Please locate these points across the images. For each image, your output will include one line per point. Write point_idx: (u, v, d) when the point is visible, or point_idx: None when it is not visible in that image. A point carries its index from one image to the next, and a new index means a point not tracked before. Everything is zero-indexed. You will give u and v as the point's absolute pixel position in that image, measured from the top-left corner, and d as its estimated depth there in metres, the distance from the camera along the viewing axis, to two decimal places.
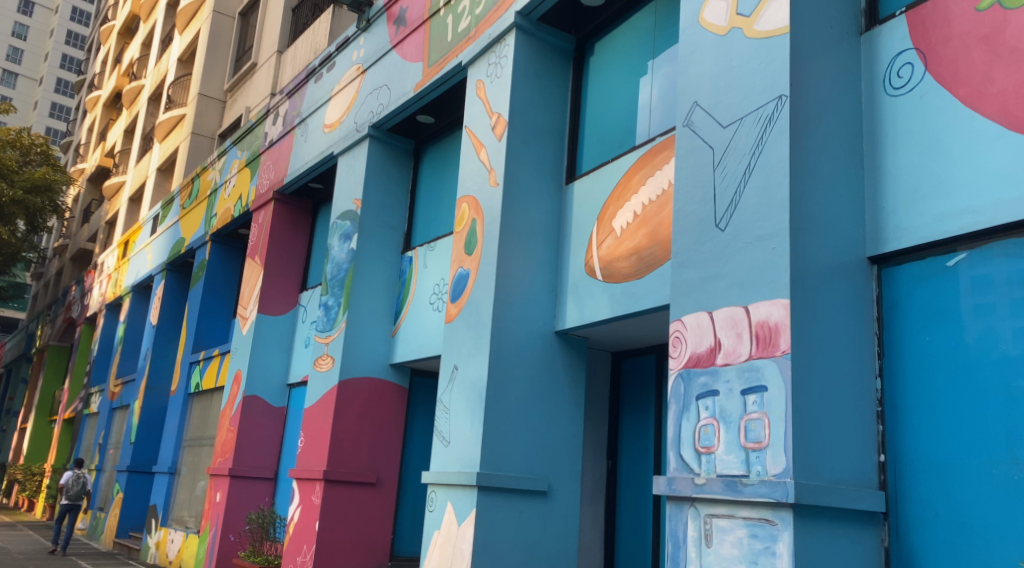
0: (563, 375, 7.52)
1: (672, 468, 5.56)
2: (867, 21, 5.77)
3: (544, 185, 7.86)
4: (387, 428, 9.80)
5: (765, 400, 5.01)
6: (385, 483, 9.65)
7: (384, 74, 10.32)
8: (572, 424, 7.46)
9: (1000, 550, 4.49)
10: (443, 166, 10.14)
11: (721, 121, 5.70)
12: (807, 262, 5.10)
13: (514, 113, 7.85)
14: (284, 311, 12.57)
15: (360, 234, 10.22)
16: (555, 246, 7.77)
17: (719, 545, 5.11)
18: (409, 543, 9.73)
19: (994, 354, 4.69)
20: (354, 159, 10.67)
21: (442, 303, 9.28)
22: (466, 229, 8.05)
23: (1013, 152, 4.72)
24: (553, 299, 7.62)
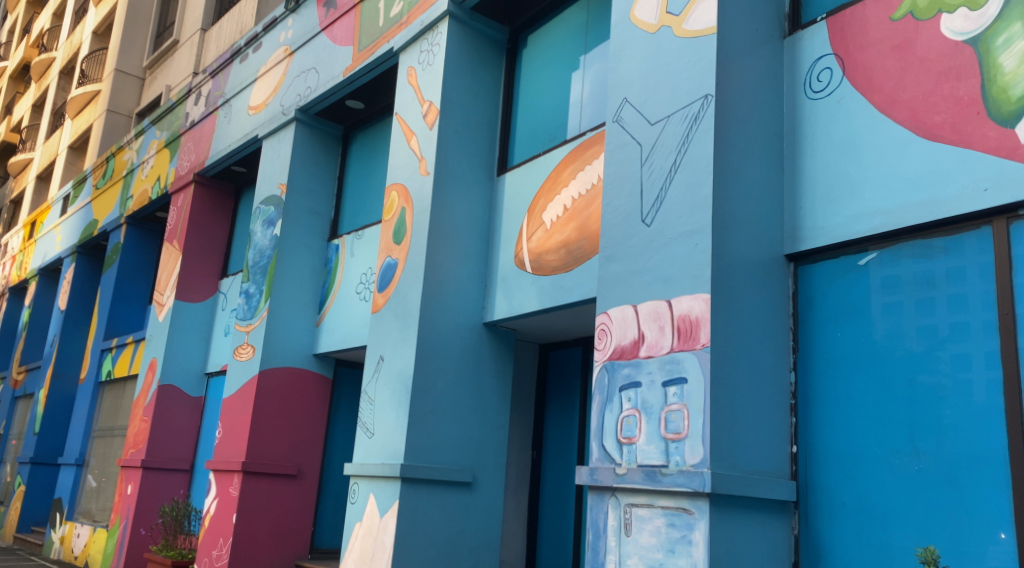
0: (491, 366, 7.53)
1: (594, 458, 5.64)
2: (791, 25, 5.95)
3: (474, 176, 7.84)
4: (309, 420, 9.62)
5: (685, 392, 5.13)
6: (307, 475, 9.49)
7: (313, 57, 10.11)
8: (498, 416, 7.49)
9: (900, 538, 4.71)
10: (372, 154, 10.00)
11: (649, 117, 5.79)
12: (729, 258, 5.23)
13: (446, 101, 7.81)
14: (203, 299, 12.19)
15: (284, 220, 10.01)
16: (484, 237, 7.76)
17: (638, 534, 5.22)
18: (331, 535, 9.61)
19: (900, 350, 4.92)
20: (280, 142, 10.44)
21: (369, 292, 9.17)
22: (394, 218, 7.97)
23: (921, 157, 4.95)
24: (482, 290, 7.63)
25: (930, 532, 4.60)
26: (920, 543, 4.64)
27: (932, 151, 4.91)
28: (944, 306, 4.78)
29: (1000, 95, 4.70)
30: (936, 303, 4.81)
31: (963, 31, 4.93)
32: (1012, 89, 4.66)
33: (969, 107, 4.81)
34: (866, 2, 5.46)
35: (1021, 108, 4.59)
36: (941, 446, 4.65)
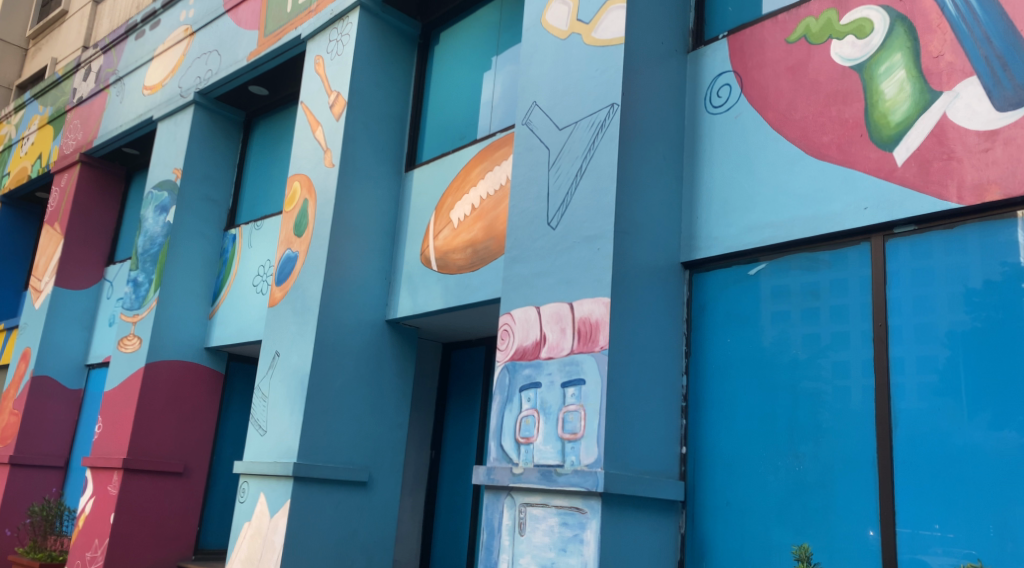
0: (391, 364, 7.45)
1: (492, 458, 5.68)
2: (694, 40, 6.17)
3: (381, 170, 7.74)
4: (198, 415, 9.22)
5: (583, 393, 5.23)
6: (194, 473, 9.10)
7: (214, 39, 9.73)
8: (397, 415, 7.41)
9: (778, 536, 4.96)
10: (273, 143, 9.72)
11: (557, 122, 5.88)
12: (630, 264, 5.37)
13: (354, 93, 7.69)
14: (86, 286, 11.52)
15: (177, 206, 9.62)
16: (390, 233, 7.67)
17: (532, 533, 5.29)
18: (217, 535, 9.26)
19: (786, 356, 5.16)
20: (177, 125, 10.03)
21: (266, 285, 8.90)
22: (295, 210, 7.81)
23: (810, 175, 5.22)
24: (386, 287, 7.54)
25: (805, 530, 4.85)
26: (795, 540, 4.89)
27: (820, 169, 5.19)
28: (827, 316, 5.04)
29: (880, 120, 5.01)
30: (819, 313, 5.07)
31: (850, 57, 5.23)
32: (891, 115, 4.97)
33: (853, 130, 5.10)
34: (765, 24, 5.72)
35: (900, 133, 4.91)
36: (818, 449, 4.91)
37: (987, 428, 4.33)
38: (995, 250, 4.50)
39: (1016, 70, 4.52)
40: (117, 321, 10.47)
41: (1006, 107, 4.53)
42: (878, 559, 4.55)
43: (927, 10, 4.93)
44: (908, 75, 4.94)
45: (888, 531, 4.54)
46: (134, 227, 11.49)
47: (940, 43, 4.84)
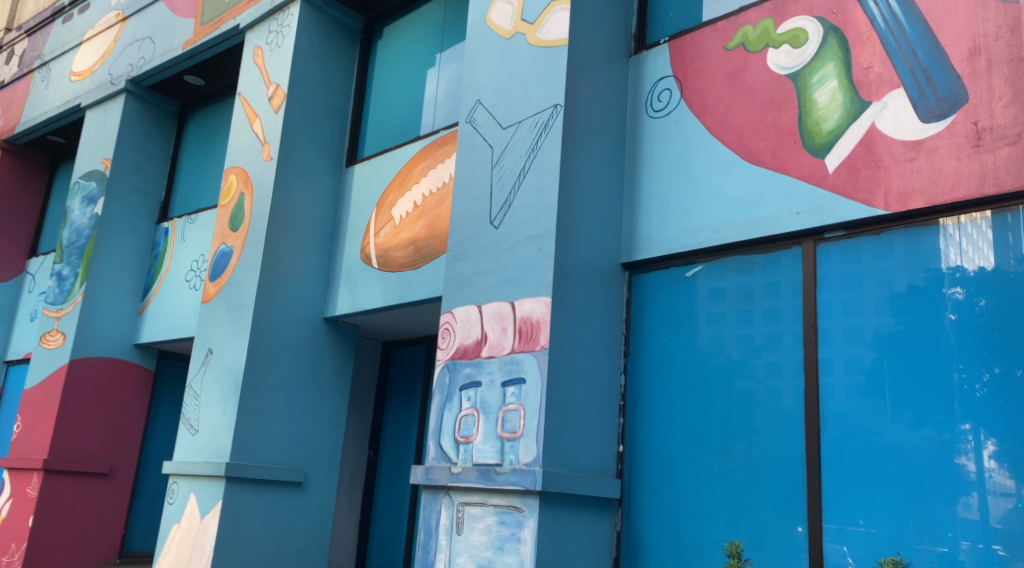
0: (329, 363, 7.34)
1: (430, 457, 5.65)
2: (636, 44, 6.24)
3: (321, 165, 7.63)
4: (125, 414, 8.90)
5: (523, 392, 5.23)
6: (120, 474, 8.79)
7: (147, 26, 9.41)
8: (334, 414, 7.30)
9: (709, 534, 5.00)
10: (208, 134, 9.47)
11: (500, 121, 5.88)
12: (571, 264, 5.40)
13: (294, 85, 7.57)
14: (8, 279, 11.04)
15: (106, 197, 9.28)
16: (330, 230, 7.56)
17: (469, 532, 5.27)
18: (143, 538, 8.95)
19: (721, 357, 5.19)
20: (107, 113, 9.67)
21: (200, 280, 8.66)
22: (232, 203, 7.68)
23: (744, 180, 5.31)
24: (325, 284, 7.43)
25: (736, 527, 4.90)
26: (726, 536, 4.93)
27: (755, 174, 5.28)
28: (760, 317, 5.10)
29: (813, 128, 5.13)
30: (753, 315, 5.13)
31: (786, 65, 5.34)
32: (824, 123, 5.09)
33: (788, 137, 5.21)
34: (704, 30, 5.82)
35: (832, 141, 5.03)
36: (749, 447, 4.96)
37: (909, 427, 4.43)
38: (919, 255, 4.61)
39: (940, 84, 4.68)
40: (40, 316, 10.05)
41: (931, 118, 4.68)
42: (804, 555, 4.61)
43: (859, 22, 5.07)
44: (840, 85, 5.08)
45: (815, 528, 4.60)
46: (59, 218, 11.05)
47: (870, 55, 4.99)
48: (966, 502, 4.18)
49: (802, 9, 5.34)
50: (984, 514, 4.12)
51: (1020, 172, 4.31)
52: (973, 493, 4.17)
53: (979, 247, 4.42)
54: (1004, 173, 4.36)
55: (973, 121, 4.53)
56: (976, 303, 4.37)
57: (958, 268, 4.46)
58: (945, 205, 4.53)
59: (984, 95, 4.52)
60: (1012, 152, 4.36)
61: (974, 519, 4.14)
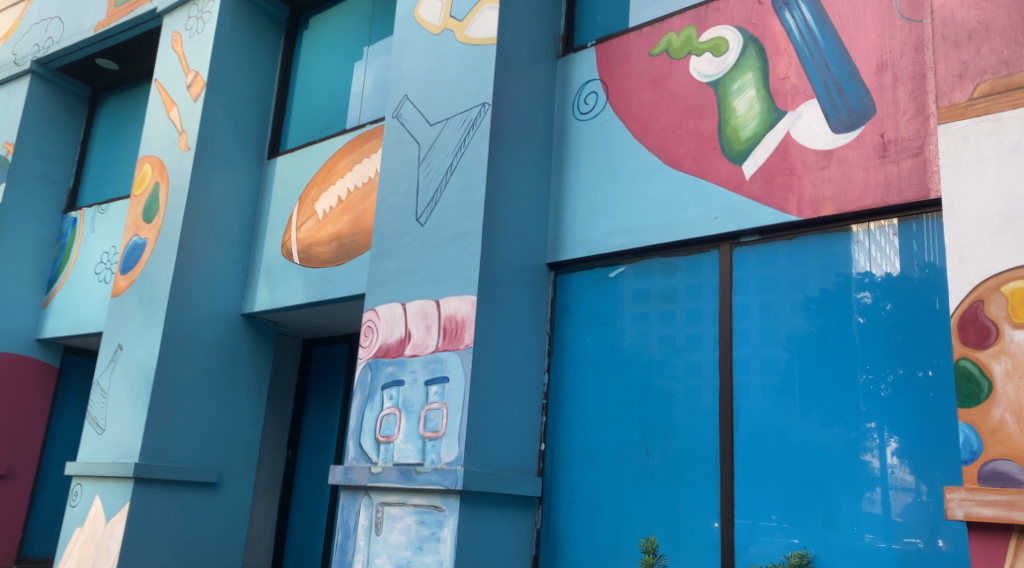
0: (246, 361, 7.15)
1: (350, 457, 5.57)
2: (564, 47, 6.28)
3: (240, 157, 7.42)
4: (26, 413, 8.44)
5: (445, 391, 5.20)
6: (19, 476, 8.32)
7: (56, 5, 9.00)
8: (251, 413, 7.11)
9: (627, 530, 5.04)
10: (121, 121, 9.11)
11: (428, 118, 5.86)
12: (495, 264, 5.38)
13: (213, 73, 7.34)
14: None
15: (8, 182, 8.74)
16: (250, 223, 7.38)
17: (388, 533, 5.20)
18: (42, 543, 8.50)
19: (644, 356, 5.25)
20: (10, 95, 9.17)
21: (110, 273, 8.31)
22: (146, 193, 7.43)
23: (666, 184, 5.39)
24: (244, 279, 7.24)
25: (652, 523, 4.94)
26: (643, 533, 4.97)
27: (677, 179, 5.35)
28: (682, 319, 5.15)
29: (732, 135, 5.20)
30: (675, 316, 5.18)
31: (707, 73, 5.42)
32: (742, 130, 5.17)
33: (707, 143, 5.28)
34: (630, 36, 5.88)
35: (749, 148, 5.10)
36: (668, 445, 5.01)
37: (819, 426, 4.50)
38: (831, 260, 4.70)
39: (851, 96, 4.79)
40: None
41: (841, 129, 4.77)
42: (717, 551, 4.66)
43: (776, 34, 5.16)
44: (758, 94, 5.15)
45: (727, 523, 4.66)
46: None
47: (786, 66, 5.07)
48: (871, 496, 4.27)
49: (723, 19, 5.42)
50: (886, 508, 4.21)
51: (921, 184, 4.42)
52: (876, 488, 4.26)
53: (886, 253, 4.51)
54: (907, 184, 4.47)
55: (879, 133, 4.64)
56: (882, 307, 4.46)
57: (867, 274, 4.56)
58: (854, 212, 4.62)
59: (890, 109, 4.63)
60: (915, 164, 4.47)
61: (877, 513, 4.23)
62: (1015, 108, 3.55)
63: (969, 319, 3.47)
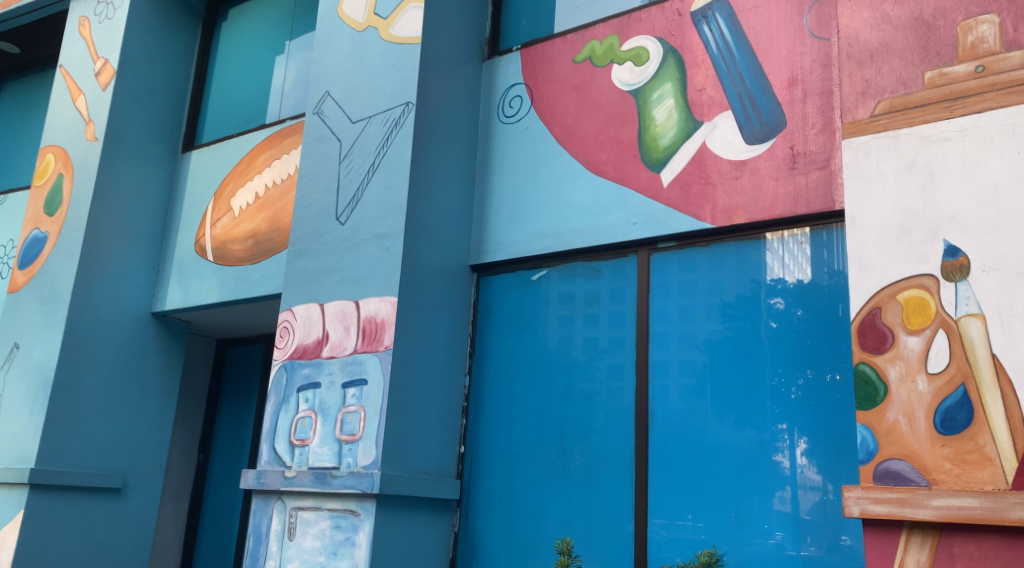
0: (155, 361, 6.91)
1: (263, 461, 5.44)
2: (490, 49, 6.29)
3: (153, 149, 7.19)
4: None
5: (364, 393, 5.13)
6: None
7: None
8: (160, 415, 6.87)
9: (543, 531, 5.07)
10: (24, 108, 8.70)
11: (350, 115, 5.85)
12: (417, 265, 5.35)
13: (124, 62, 7.08)
14: None
15: None
16: (163, 219, 7.15)
17: (302, 538, 5.10)
18: None
19: (568, 358, 5.29)
20: None
21: (7, 267, 7.89)
22: (48, 183, 7.13)
23: (588, 190, 5.44)
24: (154, 277, 7.01)
25: (568, 524, 4.99)
26: (560, 534, 5.01)
27: (598, 185, 5.41)
28: (606, 321, 5.21)
29: (652, 143, 5.29)
30: (599, 318, 5.24)
31: (629, 82, 5.50)
32: (661, 139, 5.26)
33: (627, 150, 5.36)
34: (554, 41, 5.92)
35: (667, 157, 5.20)
36: (588, 446, 5.06)
37: (733, 427, 4.61)
38: (747, 266, 4.82)
39: (763, 109, 4.93)
40: None
41: (754, 141, 4.91)
42: (631, 551, 4.73)
43: (694, 46, 5.28)
44: (676, 104, 5.25)
45: (642, 523, 4.73)
46: None
47: (703, 78, 5.19)
48: (781, 495, 4.39)
49: (645, 29, 5.53)
50: (795, 506, 4.33)
51: (828, 195, 4.59)
52: (786, 487, 4.38)
53: (798, 261, 4.65)
54: (815, 196, 4.63)
55: (789, 145, 4.79)
56: (794, 313, 4.59)
57: (780, 280, 4.69)
58: (765, 221, 4.77)
59: (800, 122, 4.79)
60: (822, 177, 4.63)
61: (786, 511, 4.35)
62: (912, 125, 3.71)
63: (867, 325, 3.61)
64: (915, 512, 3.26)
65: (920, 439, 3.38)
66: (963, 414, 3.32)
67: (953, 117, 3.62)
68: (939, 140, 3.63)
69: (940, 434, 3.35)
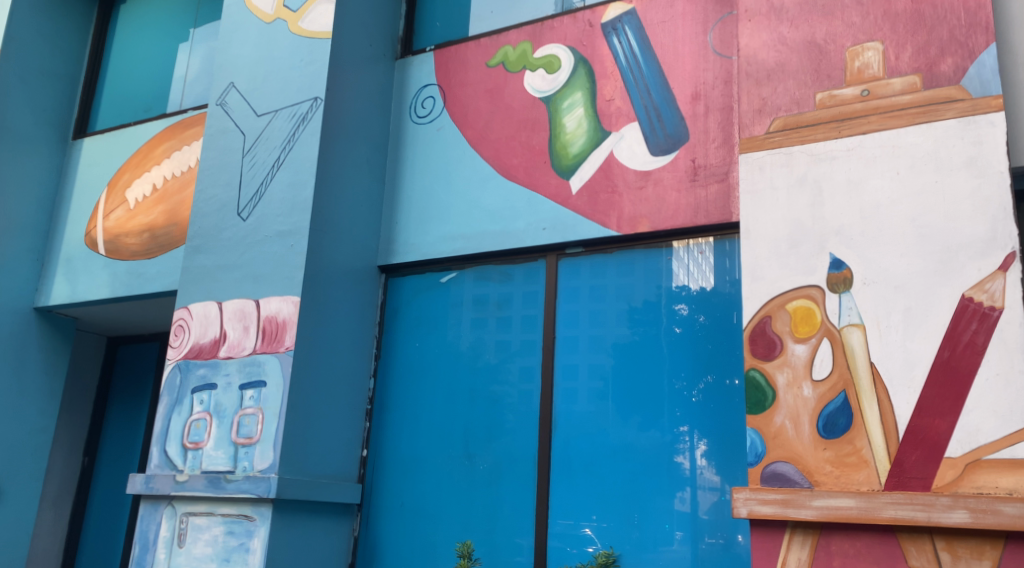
0: (39, 358, 6.57)
1: (152, 465, 5.24)
2: (403, 48, 6.25)
3: (42, 135, 6.86)
4: None
5: (262, 395, 5.01)
6: None
7: None
8: (41, 417, 6.54)
9: (444, 533, 5.05)
10: None
11: (255, 108, 5.73)
12: (322, 264, 5.27)
13: (12, 40, 6.65)
14: None
15: None
16: (50, 208, 6.84)
17: (192, 544, 4.94)
18: None
19: (480, 361, 5.28)
20: None
21: None
22: None
23: (497, 194, 5.47)
24: (38, 269, 6.69)
25: (470, 526, 4.99)
26: (461, 537, 5.00)
27: (509, 190, 5.44)
28: (518, 325, 5.23)
29: (561, 150, 5.35)
30: (511, 322, 5.26)
31: (540, 88, 5.55)
32: (570, 147, 5.33)
33: (538, 156, 5.40)
34: (467, 44, 5.92)
35: (576, 164, 5.27)
36: (493, 449, 5.08)
37: (638, 429, 4.69)
38: (654, 274, 4.91)
39: (668, 122, 5.06)
40: None
41: (658, 152, 5.04)
42: (531, 553, 4.77)
43: (604, 57, 5.38)
44: (586, 113, 5.33)
45: (542, 526, 4.78)
46: None
47: (612, 89, 5.29)
48: (681, 496, 4.50)
49: (557, 37, 5.59)
50: (694, 506, 4.44)
51: (726, 207, 4.75)
52: (686, 487, 4.49)
53: (702, 269, 4.78)
54: (713, 207, 4.78)
55: (691, 158, 4.93)
56: (696, 319, 4.71)
57: (684, 287, 4.80)
58: (667, 230, 4.89)
59: (701, 136, 4.94)
60: (721, 189, 4.79)
61: (686, 511, 4.46)
62: (803, 143, 3.88)
63: (758, 333, 3.74)
64: (798, 513, 3.39)
65: (804, 443, 3.53)
66: (844, 419, 3.49)
67: (840, 137, 3.80)
68: (828, 158, 3.80)
69: (822, 438, 3.50)
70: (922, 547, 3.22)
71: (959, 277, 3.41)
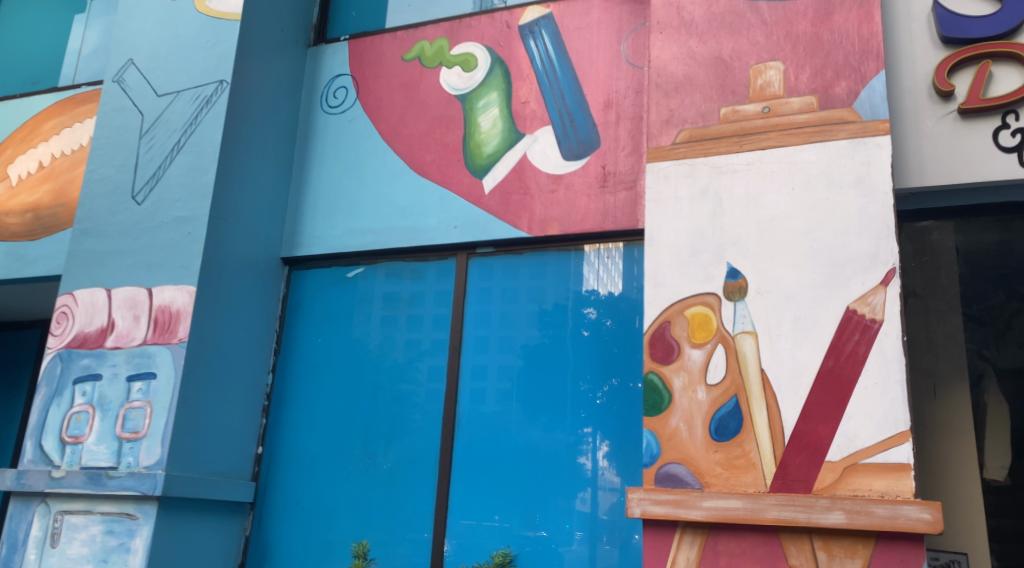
0: None
1: (25, 460, 4.98)
2: (316, 36, 6.14)
3: None
4: None
5: (151, 388, 4.84)
6: None
7: None
8: None
9: (340, 533, 4.99)
10: None
11: (156, 88, 5.53)
12: (221, 254, 5.13)
13: None
14: None
15: None
16: None
17: (67, 544, 4.72)
18: None
19: (387, 359, 5.23)
20: None
21: None
22: None
23: (406, 189, 5.44)
24: None
25: (366, 526, 4.95)
26: (357, 537, 4.95)
27: (419, 186, 5.41)
28: (429, 323, 5.19)
29: (474, 149, 5.34)
30: (422, 320, 5.22)
31: (456, 86, 5.53)
32: (484, 146, 5.33)
33: (451, 154, 5.39)
34: (383, 37, 5.86)
35: (489, 164, 5.28)
36: (395, 448, 5.04)
37: (544, 430, 4.74)
38: (563, 277, 4.97)
39: (580, 127, 5.13)
40: None
41: (570, 157, 5.10)
42: (427, 553, 4.75)
43: (520, 60, 5.40)
44: (500, 113, 5.34)
45: (439, 525, 4.77)
46: None
47: (527, 91, 5.32)
48: (582, 496, 4.56)
49: (474, 36, 5.59)
50: (594, 506, 4.52)
51: (632, 214, 4.85)
52: (587, 488, 4.56)
53: (611, 274, 4.86)
54: (620, 214, 4.88)
55: (601, 164, 5.01)
56: (603, 323, 4.79)
57: (593, 291, 4.88)
58: (575, 234, 4.96)
59: (612, 143, 5.03)
60: (628, 197, 4.89)
61: (586, 511, 4.53)
62: (707, 155, 3.99)
63: (658, 337, 3.83)
64: (688, 513, 3.50)
65: (696, 445, 3.63)
66: (734, 423, 3.61)
67: (741, 151, 3.93)
68: (729, 171, 3.92)
69: (713, 440, 3.61)
70: (802, 547, 3.36)
71: (845, 290, 3.58)
